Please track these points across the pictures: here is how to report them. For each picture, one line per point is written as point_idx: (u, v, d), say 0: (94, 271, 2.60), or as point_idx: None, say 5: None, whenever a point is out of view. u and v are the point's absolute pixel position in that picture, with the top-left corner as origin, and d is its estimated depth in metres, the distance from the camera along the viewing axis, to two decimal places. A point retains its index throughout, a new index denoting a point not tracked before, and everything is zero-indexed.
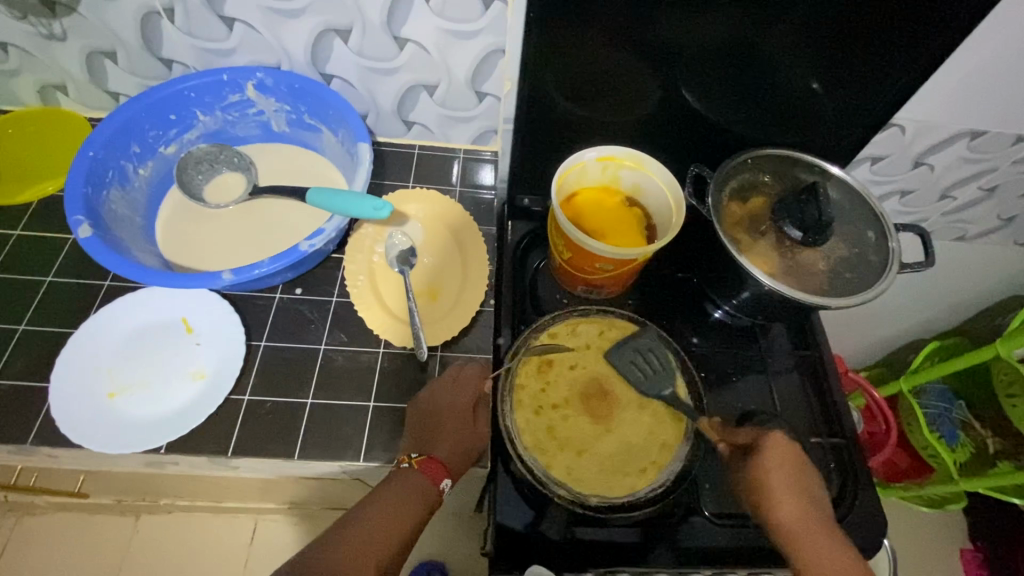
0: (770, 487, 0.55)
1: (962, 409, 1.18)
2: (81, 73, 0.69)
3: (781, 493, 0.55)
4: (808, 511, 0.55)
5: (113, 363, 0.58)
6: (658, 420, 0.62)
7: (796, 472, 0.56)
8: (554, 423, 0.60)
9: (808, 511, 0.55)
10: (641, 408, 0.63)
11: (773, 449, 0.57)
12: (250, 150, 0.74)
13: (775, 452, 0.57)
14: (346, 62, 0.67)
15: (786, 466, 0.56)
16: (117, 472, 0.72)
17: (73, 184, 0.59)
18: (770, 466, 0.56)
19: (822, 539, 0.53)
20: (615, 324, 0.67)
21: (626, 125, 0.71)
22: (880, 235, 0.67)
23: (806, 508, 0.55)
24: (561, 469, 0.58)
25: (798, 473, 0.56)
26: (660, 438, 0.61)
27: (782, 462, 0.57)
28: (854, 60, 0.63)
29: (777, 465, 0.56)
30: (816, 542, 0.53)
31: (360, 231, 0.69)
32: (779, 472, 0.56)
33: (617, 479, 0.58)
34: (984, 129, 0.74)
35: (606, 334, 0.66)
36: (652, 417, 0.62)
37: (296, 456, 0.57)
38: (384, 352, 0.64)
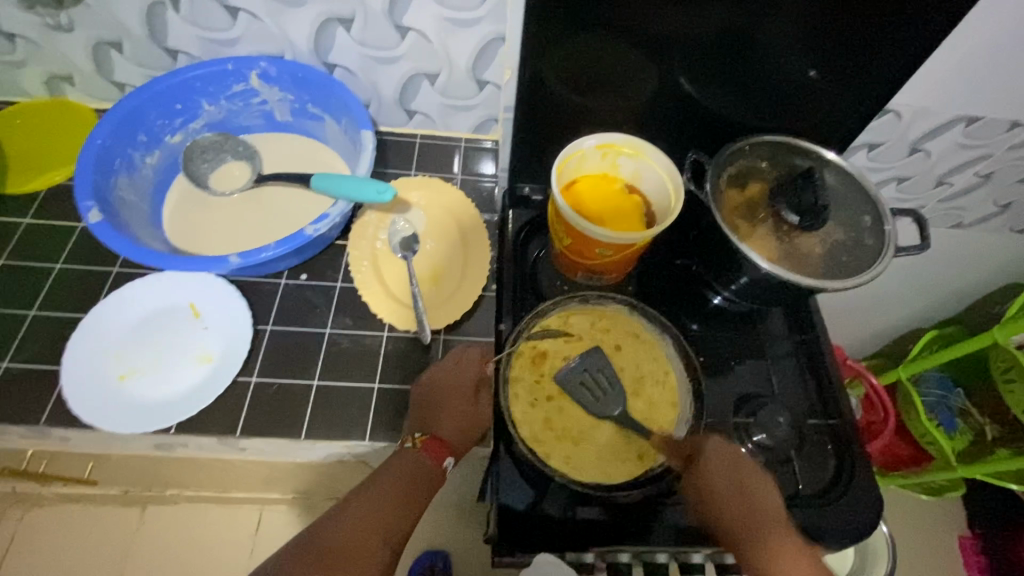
0: (716, 498, 0.58)
1: (960, 396, 1.19)
2: (88, 64, 0.70)
3: (727, 503, 0.58)
4: (759, 515, 0.58)
5: (122, 346, 0.60)
6: (653, 406, 0.63)
7: (739, 479, 0.59)
8: (551, 414, 0.61)
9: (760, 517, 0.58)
10: (636, 396, 0.63)
11: (711, 459, 0.60)
12: (254, 139, 0.75)
13: (714, 462, 0.60)
14: (348, 51, 0.68)
15: (726, 475, 0.59)
16: (126, 458, 0.73)
17: (82, 171, 0.60)
18: (712, 479, 0.59)
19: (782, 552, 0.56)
20: (603, 311, 0.67)
21: (625, 112, 0.72)
22: (876, 219, 0.68)
23: (759, 509, 0.58)
24: (560, 459, 0.59)
25: (741, 478, 0.59)
26: (654, 422, 0.62)
27: (722, 471, 0.59)
28: (850, 46, 0.64)
29: (718, 475, 0.59)
30: (773, 543, 0.57)
31: (363, 219, 0.70)
32: (721, 483, 0.59)
33: (613, 465, 0.60)
34: (979, 114, 0.75)
35: (600, 324, 0.66)
36: (648, 401, 0.63)
37: (303, 436, 0.58)
38: (388, 336, 0.65)
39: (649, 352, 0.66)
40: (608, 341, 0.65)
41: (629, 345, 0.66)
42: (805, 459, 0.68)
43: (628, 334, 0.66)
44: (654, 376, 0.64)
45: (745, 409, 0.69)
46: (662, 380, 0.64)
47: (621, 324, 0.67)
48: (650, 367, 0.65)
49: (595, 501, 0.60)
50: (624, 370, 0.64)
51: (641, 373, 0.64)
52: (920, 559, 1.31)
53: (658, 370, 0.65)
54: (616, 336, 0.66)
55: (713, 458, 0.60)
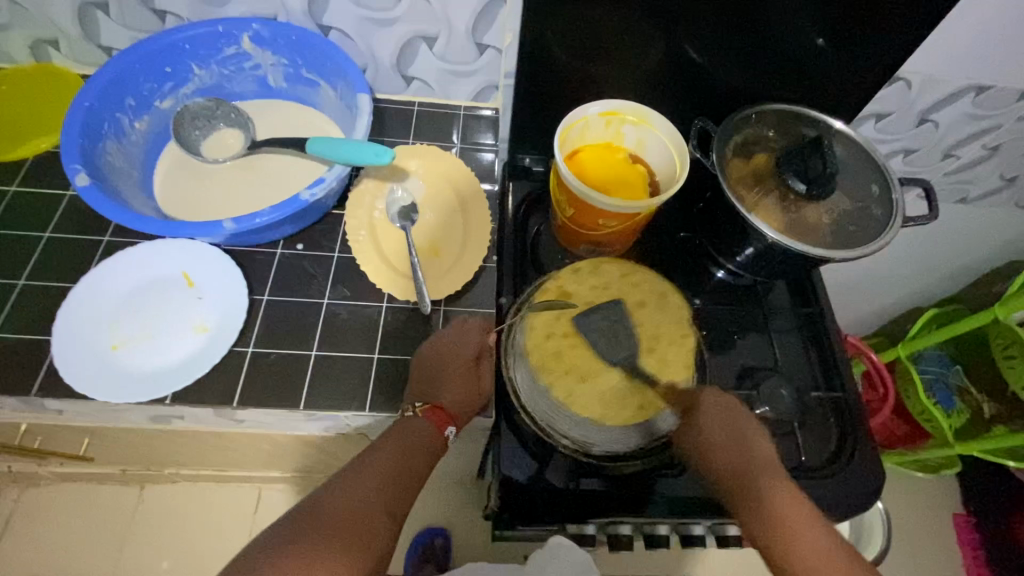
0: (710, 444, 0.57)
1: (959, 374, 1.19)
2: (73, 27, 0.68)
3: (719, 448, 0.57)
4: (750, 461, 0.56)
5: (115, 316, 0.58)
6: (667, 366, 0.60)
7: (733, 426, 0.58)
8: (566, 347, 0.59)
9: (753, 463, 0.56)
10: (651, 350, 0.60)
11: (707, 407, 0.59)
12: (247, 107, 0.73)
13: (710, 409, 0.59)
14: (343, 12, 0.65)
15: (721, 421, 0.58)
16: (121, 433, 0.72)
17: (69, 135, 0.58)
18: (705, 423, 0.58)
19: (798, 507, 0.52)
20: (637, 266, 0.64)
21: (629, 79, 0.70)
22: (884, 188, 0.66)
23: (752, 457, 0.56)
24: (561, 390, 0.58)
25: (737, 426, 0.58)
26: (668, 379, 0.59)
27: (718, 418, 0.58)
28: (864, 9, 0.61)
29: (712, 422, 0.58)
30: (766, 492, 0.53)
31: (360, 187, 0.68)
32: (715, 429, 0.58)
33: (614, 409, 0.57)
34: (990, 83, 0.74)
35: (626, 275, 0.64)
36: (660, 361, 0.60)
37: (301, 407, 0.57)
38: (387, 307, 0.63)
39: (673, 310, 0.63)
40: (633, 294, 0.63)
41: (653, 304, 0.63)
42: (808, 431, 0.67)
43: (652, 292, 0.63)
44: (673, 337, 0.61)
45: (748, 383, 0.68)
46: (679, 341, 0.61)
47: (647, 282, 0.64)
48: (673, 324, 0.62)
49: (597, 472, 0.59)
50: (644, 326, 0.61)
51: (660, 332, 0.61)
52: (915, 534, 1.32)
53: (677, 330, 0.62)
54: (641, 294, 0.63)
55: (710, 406, 0.59)
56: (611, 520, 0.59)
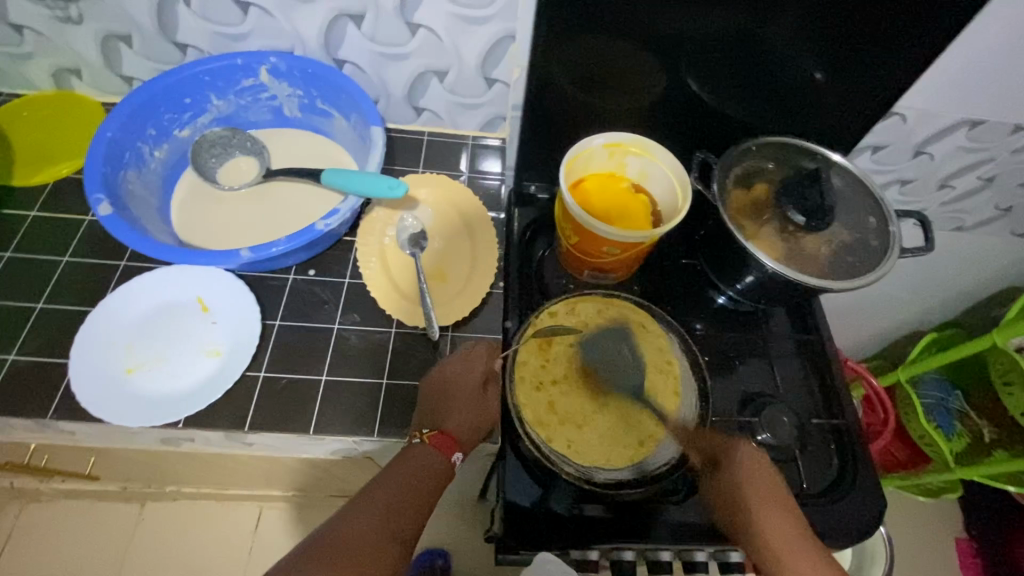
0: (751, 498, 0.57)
1: (959, 399, 1.19)
2: (96, 57, 0.70)
3: (760, 505, 0.56)
4: (789, 523, 0.56)
5: (130, 341, 0.59)
6: (656, 395, 0.62)
7: (771, 483, 0.58)
8: (555, 396, 0.60)
9: (790, 525, 0.55)
10: (640, 383, 0.62)
11: (747, 461, 0.59)
12: (262, 134, 0.75)
13: (747, 463, 0.59)
14: (358, 47, 0.68)
15: (760, 478, 0.58)
16: (128, 453, 0.73)
17: (92, 164, 0.60)
18: (748, 477, 0.58)
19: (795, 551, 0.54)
20: (611, 300, 0.67)
21: (632, 112, 0.72)
22: (881, 220, 0.68)
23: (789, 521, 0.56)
24: (562, 441, 0.58)
25: (771, 483, 0.58)
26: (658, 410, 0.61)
27: (756, 473, 0.58)
28: (858, 50, 0.64)
29: (751, 477, 0.58)
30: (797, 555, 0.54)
31: (371, 215, 0.70)
32: (755, 482, 0.58)
33: (616, 450, 0.59)
34: (983, 117, 0.76)
35: (603, 311, 0.66)
36: (650, 390, 0.62)
37: (311, 431, 0.59)
38: (396, 332, 0.65)
39: (653, 340, 0.65)
40: (611, 328, 0.65)
41: (633, 334, 0.65)
42: (808, 458, 0.68)
43: (631, 323, 0.66)
44: (658, 365, 0.64)
45: (750, 408, 0.69)
46: (664, 369, 0.64)
47: (624, 313, 0.67)
48: (656, 356, 0.64)
49: (598, 497, 0.60)
50: (628, 358, 0.64)
51: (645, 363, 0.63)
52: (917, 559, 1.31)
53: (659, 359, 0.64)
54: (621, 324, 0.65)
55: (746, 459, 0.59)
56: (611, 548, 0.59)
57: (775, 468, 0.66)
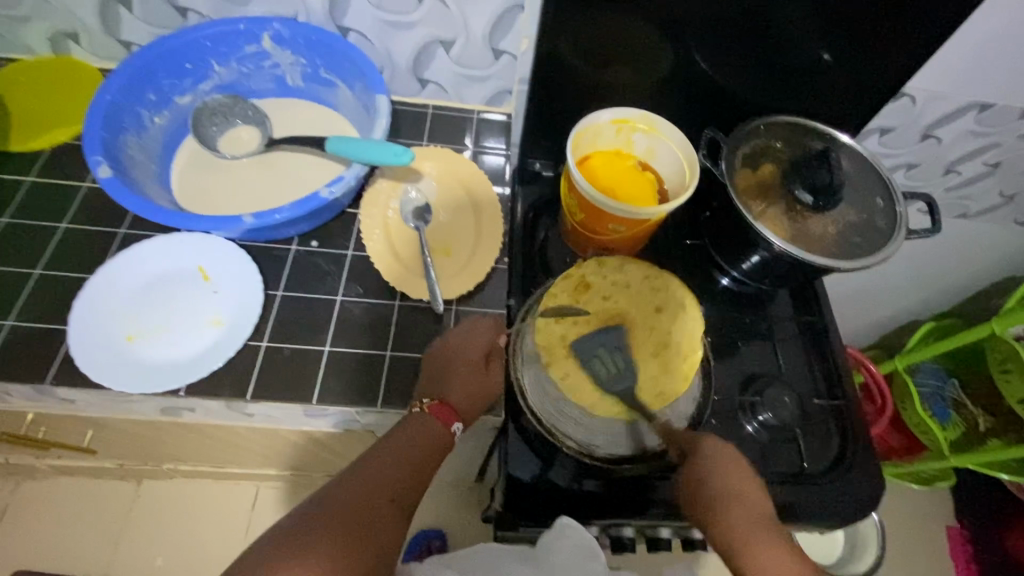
0: (710, 492, 0.54)
1: (956, 387, 1.20)
2: (95, 21, 0.68)
3: (721, 499, 0.54)
4: (751, 517, 0.53)
5: (130, 308, 0.59)
6: (670, 375, 0.57)
7: (735, 476, 0.55)
8: (569, 334, 0.58)
9: (752, 520, 0.53)
10: (658, 355, 0.58)
11: (709, 452, 0.56)
12: (264, 104, 0.74)
13: (710, 453, 0.56)
14: (364, 14, 0.67)
15: (722, 471, 0.55)
16: (124, 425, 0.72)
17: (91, 126, 0.59)
18: (710, 470, 0.55)
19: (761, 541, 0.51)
20: (663, 271, 0.62)
21: (640, 88, 0.71)
22: (888, 201, 0.68)
23: (751, 510, 0.53)
24: (560, 371, 0.57)
25: (737, 475, 0.55)
26: (661, 389, 0.57)
27: (719, 465, 0.55)
28: (870, 28, 0.63)
29: (713, 470, 0.55)
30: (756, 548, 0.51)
31: (374, 187, 0.69)
32: (717, 474, 0.55)
33: (602, 402, 0.57)
34: (992, 101, 0.75)
35: (651, 280, 0.61)
36: (664, 366, 0.57)
37: (314, 401, 0.58)
38: (400, 305, 0.64)
39: (690, 323, 0.59)
40: (652, 299, 0.60)
41: (670, 312, 0.59)
42: (810, 439, 0.68)
43: (675, 301, 0.60)
44: (683, 347, 0.58)
45: (752, 389, 0.69)
46: (688, 353, 0.58)
47: (669, 289, 0.60)
48: (682, 337, 0.58)
49: (599, 473, 0.60)
50: (654, 329, 0.59)
51: (671, 339, 0.58)
52: (908, 544, 1.33)
53: (690, 342, 0.58)
54: (664, 299, 0.60)
55: (708, 450, 0.56)
56: (612, 522, 0.59)
57: (775, 448, 0.67)
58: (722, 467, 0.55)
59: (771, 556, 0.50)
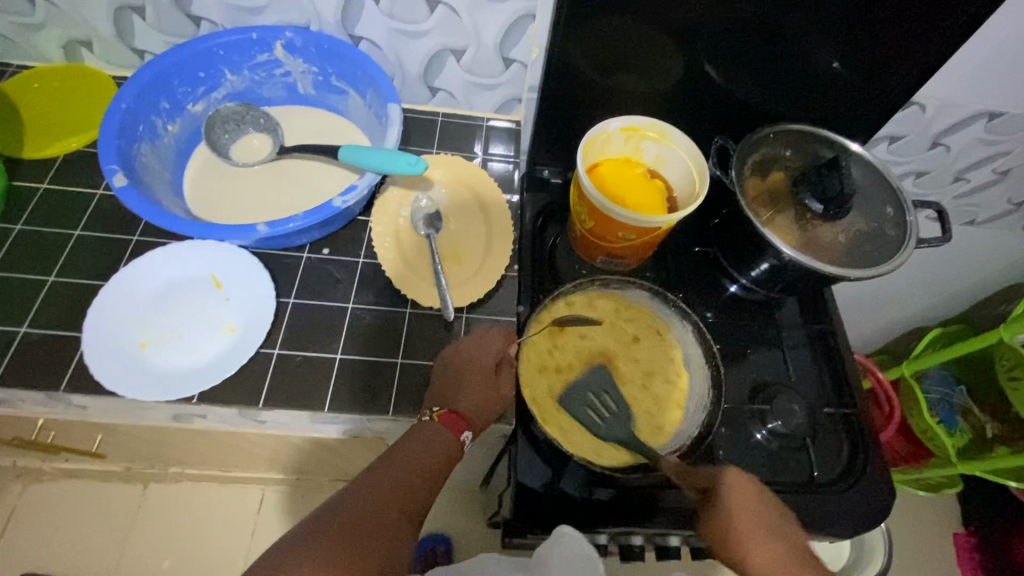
0: (742, 533, 0.52)
1: (963, 394, 1.20)
2: (109, 28, 0.69)
3: (755, 540, 0.52)
4: (785, 553, 0.52)
5: (142, 315, 0.59)
6: (659, 404, 0.62)
7: (762, 512, 0.53)
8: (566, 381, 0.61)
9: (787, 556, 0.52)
10: (643, 387, 0.62)
11: (732, 489, 0.54)
12: (275, 112, 0.74)
13: (730, 490, 0.54)
14: (376, 23, 0.67)
15: (746, 508, 0.53)
16: (135, 431, 0.73)
17: (106, 135, 0.60)
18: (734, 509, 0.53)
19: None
20: (641, 304, 0.66)
21: (650, 96, 0.71)
22: (898, 210, 0.68)
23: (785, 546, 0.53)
24: (555, 426, 0.59)
25: (761, 508, 0.54)
26: (656, 420, 0.61)
27: (744, 500, 0.53)
28: (881, 37, 0.63)
29: (739, 511, 0.53)
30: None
31: (385, 194, 0.69)
32: (744, 513, 0.53)
33: (608, 448, 0.58)
34: (1002, 110, 0.75)
35: (624, 311, 0.65)
36: (654, 398, 0.62)
37: (325, 408, 0.58)
38: (411, 312, 0.64)
39: (667, 351, 0.64)
40: (628, 330, 0.64)
41: (649, 339, 0.64)
42: (819, 446, 0.68)
43: (650, 329, 0.65)
44: (668, 374, 0.63)
45: (762, 397, 0.69)
46: (673, 380, 0.63)
47: (643, 318, 0.65)
48: (663, 365, 0.63)
49: (609, 481, 0.60)
50: (638, 362, 0.63)
51: (653, 365, 0.63)
52: (916, 551, 1.33)
53: (670, 368, 0.63)
54: (639, 328, 0.65)
55: (731, 487, 0.54)
56: (621, 530, 0.59)
57: (785, 456, 0.67)
58: (746, 502, 0.53)
59: None
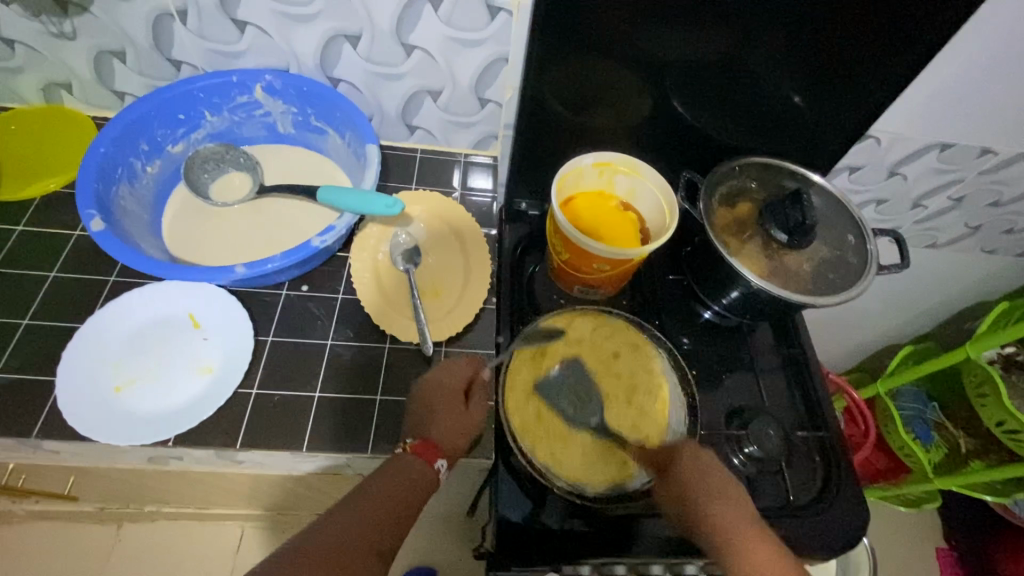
0: (699, 493, 0.55)
1: (936, 410, 1.22)
2: (89, 72, 0.70)
3: (706, 500, 0.54)
4: (735, 512, 0.54)
5: (119, 357, 0.59)
6: (644, 415, 0.63)
7: (715, 477, 0.56)
8: (545, 410, 0.62)
9: (733, 512, 0.54)
10: (629, 403, 0.64)
11: (688, 458, 0.58)
12: (255, 151, 0.76)
13: (686, 461, 0.58)
14: (355, 67, 0.69)
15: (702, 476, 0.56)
16: (109, 472, 0.71)
17: (84, 178, 0.60)
18: (688, 473, 0.57)
19: (751, 540, 0.52)
20: (611, 320, 0.69)
21: (622, 131, 0.74)
22: (859, 238, 0.71)
23: (732, 511, 0.54)
24: (546, 453, 0.60)
25: (716, 474, 0.57)
26: (643, 432, 0.62)
27: (700, 469, 0.57)
28: (835, 76, 0.67)
29: (694, 472, 0.57)
30: (745, 544, 0.51)
31: (365, 231, 0.70)
32: (696, 481, 0.56)
33: (598, 467, 0.60)
34: (952, 141, 0.80)
35: (602, 330, 0.68)
36: (638, 411, 0.63)
37: (304, 448, 0.58)
38: (390, 348, 0.65)
39: (647, 364, 0.66)
40: (608, 348, 0.67)
41: (627, 354, 0.67)
42: (793, 470, 0.70)
43: (628, 344, 0.68)
44: (648, 386, 0.65)
45: (737, 421, 0.70)
46: (653, 391, 0.65)
47: (621, 334, 0.68)
48: (646, 378, 0.66)
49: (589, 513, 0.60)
50: (620, 377, 0.65)
51: (635, 382, 0.65)
52: (900, 569, 1.34)
53: (651, 380, 0.66)
54: (617, 345, 0.67)
55: (687, 455, 0.58)
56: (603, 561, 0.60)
57: (761, 480, 0.68)
58: (702, 470, 0.57)
59: (762, 556, 0.51)
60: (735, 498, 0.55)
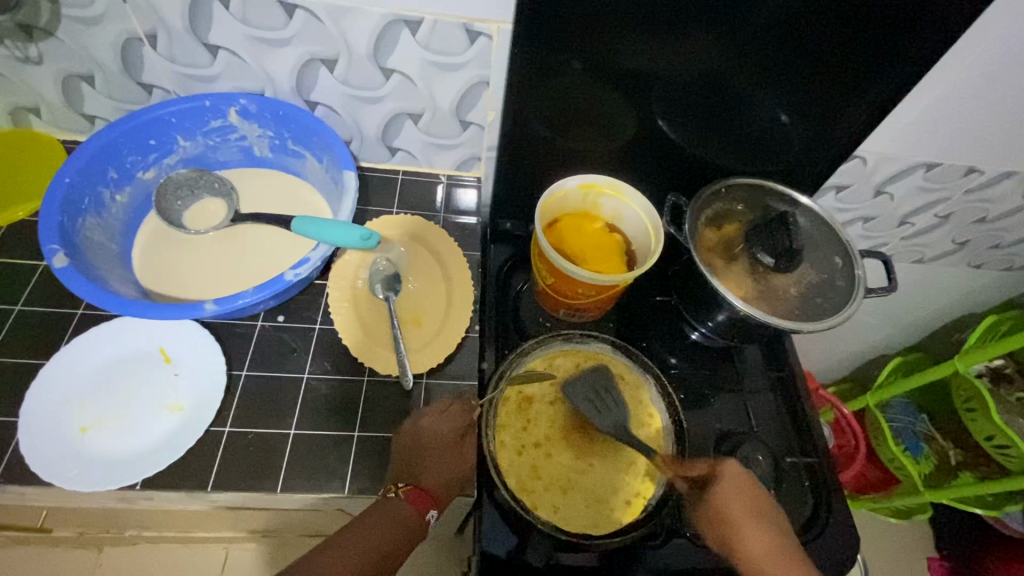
0: (737, 515, 0.58)
1: (926, 422, 1.22)
2: (57, 96, 0.68)
3: (744, 523, 0.57)
4: (772, 536, 0.57)
5: (84, 397, 0.57)
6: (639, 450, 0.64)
7: (751, 498, 0.59)
8: (538, 461, 0.61)
9: (769, 535, 0.57)
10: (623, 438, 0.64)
11: (727, 481, 0.59)
12: (230, 174, 0.74)
13: (728, 483, 0.59)
14: (332, 90, 0.67)
15: (746, 495, 0.59)
16: (81, 508, 0.69)
17: (47, 211, 0.58)
18: (726, 495, 0.58)
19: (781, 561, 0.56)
20: (593, 353, 0.68)
21: (606, 153, 0.73)
22: (846, 261, 0.70)
23: (767, 536, 0.57)
24: (548, 508, 0.59)
25: (754, 497, 0.59)
26: (641, 467, 0.62)
27: (739, 492, 0.59)
28: (820, 98, 0.66)
29: (734, 495, 0.59)
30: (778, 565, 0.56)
31: (343, 258, 0.69)
32: (735, 503, 0.58)
33: (603, 514, 0.59)
34: (938, 161, 0.79)
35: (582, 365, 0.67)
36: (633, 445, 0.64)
37: (278, 488, 0.56)
38: (369, 380, 0.63)
39: (635, 394, 0.67)
40: None
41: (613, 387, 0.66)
42: (784, 496, 0.68)
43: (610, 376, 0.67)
44: (639, 419, 0.65)
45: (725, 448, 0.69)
46: (646, 422, 0.65)
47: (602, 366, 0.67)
48: (638, 412, 0.66)
49: (577, 547, 0.57)
50: None
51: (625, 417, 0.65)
52: None
53: (641, 411, 0.66)
54: None
55: (729, 477, 0.60)
56: None
57: None
58: (741, 490, 0.59)
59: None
60: (772, 522, 0.58)
